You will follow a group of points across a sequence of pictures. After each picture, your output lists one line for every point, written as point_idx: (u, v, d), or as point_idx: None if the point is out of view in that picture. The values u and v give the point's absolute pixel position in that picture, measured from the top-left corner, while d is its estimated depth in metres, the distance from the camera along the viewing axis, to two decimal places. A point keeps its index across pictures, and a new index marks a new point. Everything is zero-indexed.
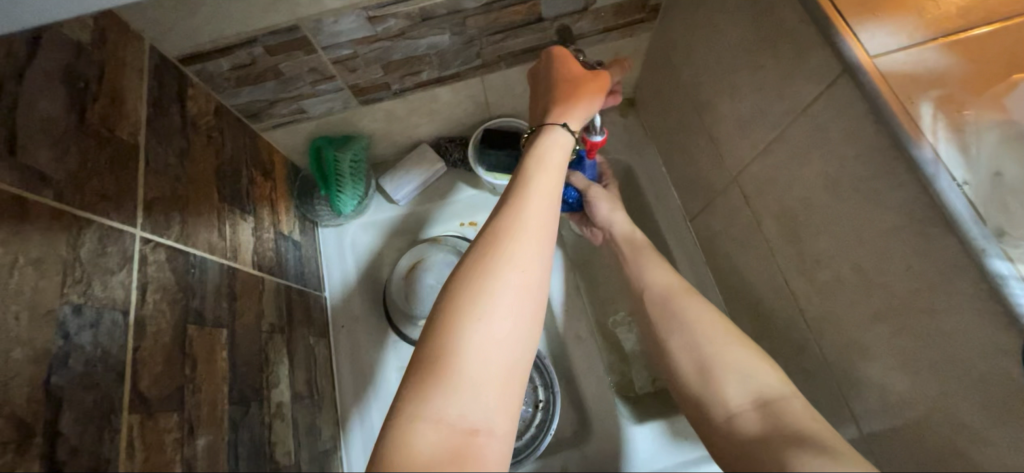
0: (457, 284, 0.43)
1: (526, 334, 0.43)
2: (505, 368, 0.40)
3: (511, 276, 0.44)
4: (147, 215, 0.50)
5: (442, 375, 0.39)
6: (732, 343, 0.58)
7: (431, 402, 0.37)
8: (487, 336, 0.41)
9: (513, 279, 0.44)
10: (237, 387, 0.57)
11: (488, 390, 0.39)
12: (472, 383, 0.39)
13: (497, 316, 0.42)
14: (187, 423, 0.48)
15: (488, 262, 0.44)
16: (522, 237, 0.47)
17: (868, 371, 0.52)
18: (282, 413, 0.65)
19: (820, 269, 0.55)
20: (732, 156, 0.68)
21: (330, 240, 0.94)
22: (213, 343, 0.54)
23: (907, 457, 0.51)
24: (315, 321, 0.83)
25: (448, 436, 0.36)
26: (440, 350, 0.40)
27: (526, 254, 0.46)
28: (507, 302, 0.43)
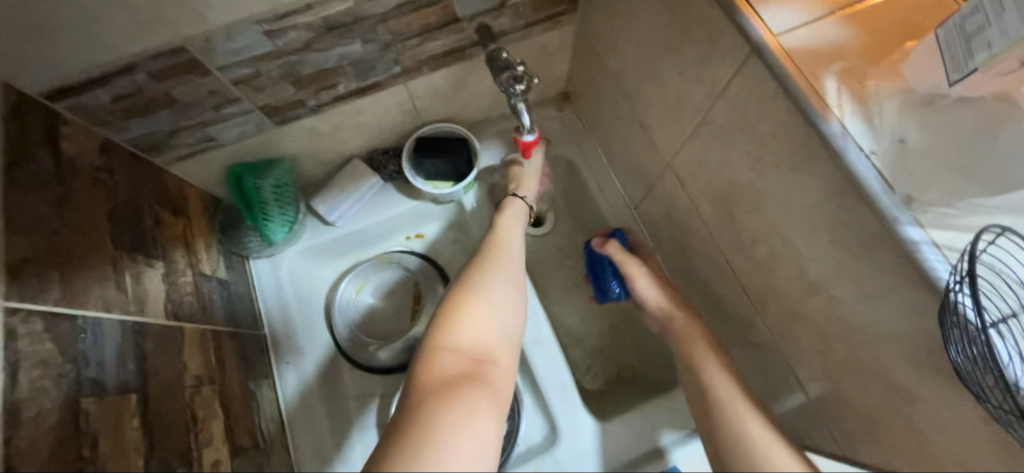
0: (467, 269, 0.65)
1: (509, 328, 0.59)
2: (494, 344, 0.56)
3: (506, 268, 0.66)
4: (13, 281, 0.43)
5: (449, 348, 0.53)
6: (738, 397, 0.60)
7: (451, 368, 0.51)
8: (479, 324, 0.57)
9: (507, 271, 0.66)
10: (158, 455, 0.51)
11: (484, 353, 0.55)
12: (472, 349, 0.54)
13: (492, 301, 0.60)
14: None
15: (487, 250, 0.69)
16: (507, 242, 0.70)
17: (810, 343, 0.53)
18: (220, 472, 0.60)
19: (755, 247, 0.55)
20: (664, 143, 0.68)
21: (264, 272, 0.87)
22: (120, 414, 0.48)
23: (852, 419, 0.52)
24: (254, 363, 0.77)
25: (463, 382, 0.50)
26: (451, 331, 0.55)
27: (506, 274, 0.65)
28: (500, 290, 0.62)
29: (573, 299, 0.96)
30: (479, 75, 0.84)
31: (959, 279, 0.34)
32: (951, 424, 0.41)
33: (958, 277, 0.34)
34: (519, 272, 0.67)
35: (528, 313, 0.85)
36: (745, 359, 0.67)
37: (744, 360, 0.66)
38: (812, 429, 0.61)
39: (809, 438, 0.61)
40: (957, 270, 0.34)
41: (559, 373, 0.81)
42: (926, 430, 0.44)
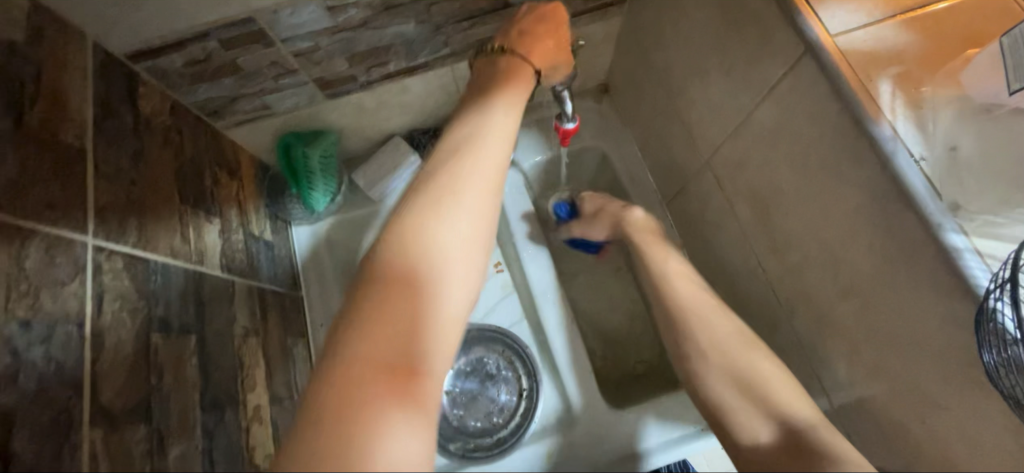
0: (423, 185, 0.44)
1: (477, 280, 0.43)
2: (462, 299, 0.41)
3: (466, 201, 0.44)
4: (99, 222, 0.47)
5: (398, 306, 0.37)
6: (758, 362, 0.59)
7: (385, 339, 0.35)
8: (454, 272, 0.40)
9: (469, 210, 0.44)
10: (211, 393, 0.56)
11: (444, 318, 0.39)
12: (434, 310, 0.38)
13: (457, 246, 0.42)
14: (156, 434, 0.46)
15: (450, 170, 0.45)
16: (477, 156, 0.47)
17: (836, 346, 0.54)
18: (260, 417, 0.64)
19: (789, 249, 0.56)
20: (703, 140, 0.68)
21: (303, 239, 0.92)
22: (181, 352, 0.53)
23: (873, 427, 0.52)
24: (292, 322, 0.81)
25: (398, 392, 0.34)
26: (399, 270, 0.39)
27: (473, 203, 0.44)
28: (467, 229, 0.43)
29: (597, 289, 0.98)
30: None
31: (999, 285, 0.34)
32: (978, 434, 0.41)
33: (997, 286, 0.34)
34: (491, 191, 0.46)
35: (552, 297, 0.87)
36: None
37: None
38: None
39: None
40: (998, 277, 0.34)
41: (578, 358, 0.83)
42: (951, 440, 0.44)
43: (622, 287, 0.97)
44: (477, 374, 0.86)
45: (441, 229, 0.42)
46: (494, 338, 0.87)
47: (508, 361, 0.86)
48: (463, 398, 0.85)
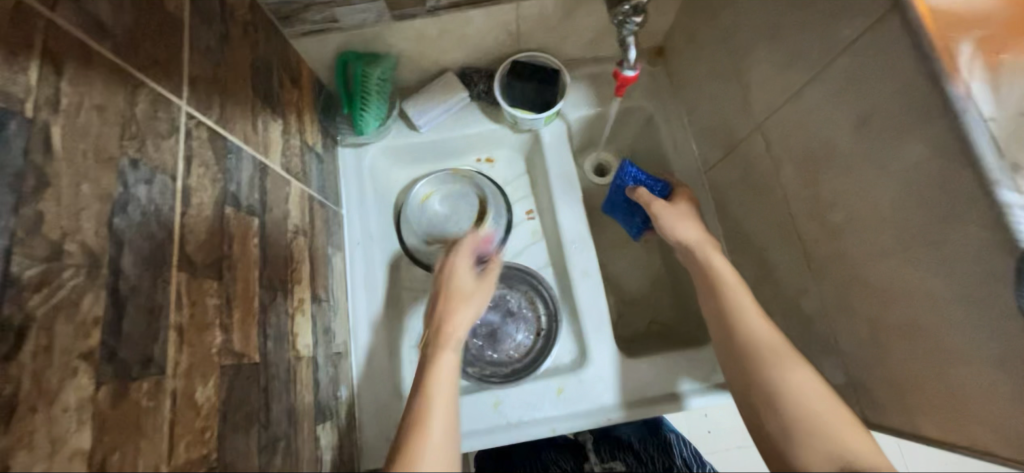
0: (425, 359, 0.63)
1: (456, 433, 0.55)
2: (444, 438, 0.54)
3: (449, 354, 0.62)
4: (191, 91, 0.50)
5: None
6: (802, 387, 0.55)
7: None
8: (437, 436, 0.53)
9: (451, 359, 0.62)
10: (267, 274, 0.60)
11: (432, 460, 0.51)
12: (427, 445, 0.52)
13: (441, 397, 0.57)
14: (225, 294, 0.50)
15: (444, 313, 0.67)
16: (460, 294, 0.69)
17: (862, 308, 0.56)
18: (303, 308, 0.69)
19: (833, 211, 0.58)
20: (760, 103, 0.69)
21: (348, 159, 0.94)
22: (245, 229, 0.56)
23: (885, 386, 0.55)
24: (334, 233, 0.85)
25: None
26: (406, 445, 0.53)
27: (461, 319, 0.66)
28: (450, 391, 0.59)
29: (622, 249, 1.01)
30: (586, 10, 0.86)
31: None
32: (993, 390, 0.43)
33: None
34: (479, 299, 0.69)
35: (582, 245, 0.89)
36: (788, 325, 0.71)
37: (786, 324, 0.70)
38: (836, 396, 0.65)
39: None
40: None
41: (598, 306, 0.87)
42: (964, 396, 0.46)
43: (647, 249, 1.00)
44: (499, 309, 0.91)
45: (443, 339, 0.64)
46: (518, 278, 0.91)
47: (529, 301, 0.91)
48: (483, 329, 0.90)
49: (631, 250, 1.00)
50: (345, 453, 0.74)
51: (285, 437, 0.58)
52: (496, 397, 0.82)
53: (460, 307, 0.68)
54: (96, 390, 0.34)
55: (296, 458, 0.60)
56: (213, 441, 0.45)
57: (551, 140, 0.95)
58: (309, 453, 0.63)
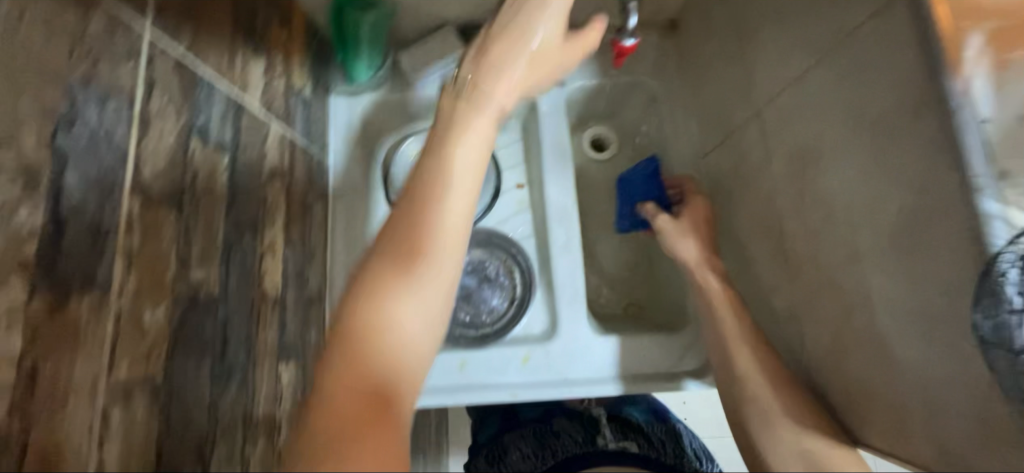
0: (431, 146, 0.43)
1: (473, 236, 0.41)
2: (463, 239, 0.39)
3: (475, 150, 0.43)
4: (155, 15, 0.49)
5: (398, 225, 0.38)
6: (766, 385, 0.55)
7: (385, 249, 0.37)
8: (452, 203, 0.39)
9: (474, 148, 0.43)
10: (235, 212, 0.60)
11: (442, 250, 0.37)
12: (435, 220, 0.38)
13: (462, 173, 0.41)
14: (184, 225, 0.50)
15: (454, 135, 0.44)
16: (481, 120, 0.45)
17: (829, 309, 0.55)
18: (274, 251, 0.69)
19: (816, 208, 0.55)
20: (763, 87, 0.65)
21: (339, 108, 0.93)
22: (214, 164, 0.56)
23: (840, 390, 0.54)
24: (316, 180, 0.85)
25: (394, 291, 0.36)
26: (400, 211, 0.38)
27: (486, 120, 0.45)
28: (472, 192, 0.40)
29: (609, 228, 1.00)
30: None
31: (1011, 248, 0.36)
32: (942, 403, 0.42)
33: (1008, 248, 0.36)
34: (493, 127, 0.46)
35: (565, 219, 0.88)
36: (759, 318, 0.70)
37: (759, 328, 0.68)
38: None
39: None
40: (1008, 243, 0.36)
41: (574, 284, 0.86)
42: (910, 405, 0.45)
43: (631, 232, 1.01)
44: (475, 274, 0.91)
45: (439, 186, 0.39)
46: (499, 245, 0.91)
47: (506, 269, 0.91)
48: (459, 292, 0.90)
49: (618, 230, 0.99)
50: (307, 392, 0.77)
51: (240, 370, 0.60)
52: (462, 358, 0.84)
53: (438, 216, 0.38)
54: (27, 301, 0.36)
55: (253, 393, 0.62)
56: (162, 365, 0.47)
57: (547, 108, 0.92)
58: (267, 389, 0.65)
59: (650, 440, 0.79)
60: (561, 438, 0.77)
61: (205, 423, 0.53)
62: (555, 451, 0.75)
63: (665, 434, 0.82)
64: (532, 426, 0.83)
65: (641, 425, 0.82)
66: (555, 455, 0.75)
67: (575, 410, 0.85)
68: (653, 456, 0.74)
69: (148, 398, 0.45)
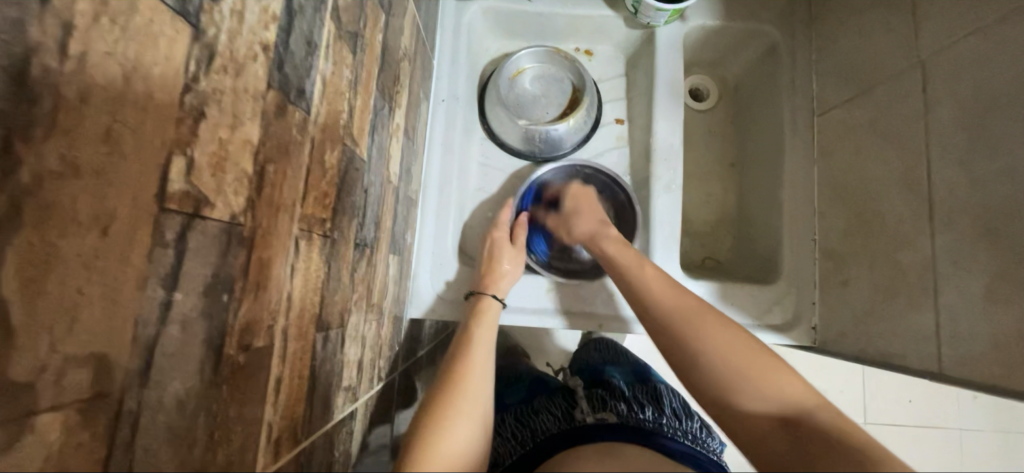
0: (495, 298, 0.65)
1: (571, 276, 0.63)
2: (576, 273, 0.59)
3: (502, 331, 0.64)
4: None
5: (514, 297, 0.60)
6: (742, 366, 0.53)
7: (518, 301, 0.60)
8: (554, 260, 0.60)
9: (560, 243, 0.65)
10: (382, 80, 0.56)
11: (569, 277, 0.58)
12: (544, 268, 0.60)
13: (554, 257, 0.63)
14: (355, 73, 0.47)
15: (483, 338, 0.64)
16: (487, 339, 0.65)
17: (991, 261, 0.54)
18: (397, 135, 0.65)
19: (994, 157, 0.55)
20: (938, 33, 0.63)
21: (449, 8, 0.88)
22: (376, 18, 0.52)
23: (987, 338, 0.54)
24: (426, 77, 0.80)
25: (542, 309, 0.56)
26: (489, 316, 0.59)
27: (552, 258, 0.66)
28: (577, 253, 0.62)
29: (696, 180, 0.99)
30: None
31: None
32: None
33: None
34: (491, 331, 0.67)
35: (670, 157, 0.85)
36: (874, 274, 0.70)
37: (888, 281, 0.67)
38: (904, 350, 0.64)
39: (903, 360, 0.65)
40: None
41: (674, 222, 0.84)
42: None
43: (720, 186, 0.99)
44: None
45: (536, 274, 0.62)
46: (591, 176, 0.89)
47: None
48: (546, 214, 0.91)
49: (708, 183, 0.99)
50: (401, 292, 0.75)
51: (370, 246, 0.57)
52: (548, 284, 0.84)
53: (481, 343, 0.65)
54: (266, 91, 0.31)
55: (373, 275, 0.60)
56: (330, 209, 0.44)
57: (667, 42, 0.88)
58: (380, 276, 0.63)
59: (637, 405, 0.75)
60: (540, 416, 0.77)
61: (348, 288, 0.51)
62: (534, 433, 0.74)
63: (646, 396, 0.79)
64: (514, 411, 0.83)
65: (624, 393, 0.79)
66: (535, 437, 0.73)
67: (555, 390, 0.86)
68: (638, 420, 0.70)
69: (321, 240, 0.43)
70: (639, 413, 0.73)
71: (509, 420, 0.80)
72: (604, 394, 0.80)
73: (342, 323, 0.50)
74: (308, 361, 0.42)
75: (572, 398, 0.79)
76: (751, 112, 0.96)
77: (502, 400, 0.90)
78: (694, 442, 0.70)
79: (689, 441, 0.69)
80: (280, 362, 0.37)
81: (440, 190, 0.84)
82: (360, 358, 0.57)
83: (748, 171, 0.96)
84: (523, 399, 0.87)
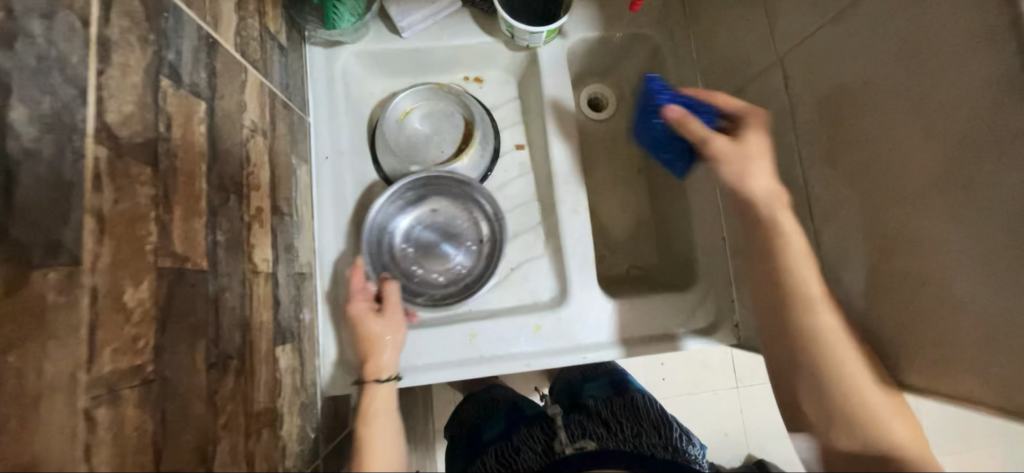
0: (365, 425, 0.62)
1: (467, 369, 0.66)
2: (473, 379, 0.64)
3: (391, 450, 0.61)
4: None
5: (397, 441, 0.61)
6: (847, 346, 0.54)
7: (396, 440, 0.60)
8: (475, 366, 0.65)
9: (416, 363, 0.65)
10: (218, 173, 0.51)
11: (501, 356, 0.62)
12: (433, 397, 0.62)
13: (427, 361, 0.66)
14: (163, 184, 0.42)
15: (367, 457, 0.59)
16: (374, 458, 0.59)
17: (866, 254, 0.55)
18: (262, 219, 0.60)
19: (851, 153, 0.56)
20: (790, 30, 0.64)
21: (317, 60, 0.82)
22: (190, 113, 0.47)
23: (875, 330, 0.55)
24: (297, 141, 0.75)
25: None
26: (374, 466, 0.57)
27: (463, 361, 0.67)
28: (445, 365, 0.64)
29: (610, 189, 0.99)
30: None
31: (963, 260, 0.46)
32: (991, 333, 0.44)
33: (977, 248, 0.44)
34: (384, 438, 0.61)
35: (570, 181, 0.84)
36: None
37: None
38: None
39: None
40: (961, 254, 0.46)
41: (584, 244, 0.83)
42: (954, 338, 0.47)
43: (633, 192, 0.99)
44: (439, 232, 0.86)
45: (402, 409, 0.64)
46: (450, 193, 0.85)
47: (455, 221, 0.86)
48: (418, 242, 0.86)
49: (621, 192, 0.99)
50: (307, 377, 0.70)
51: (239, 356, 0.52)
52: (472, 330, 0.79)
53: (383, 451, 0.60)
54: None
55: (253, 382, 0.55)
56: (151, 350, 0.39)
57: (550, 61, 0.86)
58: (266, 376, 0.58)
59: (612, 426, 0.76)
60: (522, 454, 0.74)
61: (209, 417, 0.46)
62: None
63: (623, 412, 0.79)
64: (494, 450, 0.77)
65: (599, 413, 0.79)
66: None
67: (533, 418, 0.82)
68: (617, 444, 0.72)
69: (140, 391, 0.37)
70: (615, 435, 0.74)
71: (490, 462, 0.75)
72: (581, 417, 0.79)
73: (209, 457, 0.45)
74: None
75: (552, 427, 0.77)
76: None
77: (480, 436, 0.85)
78: (672, 455, 0.71)
79: (669, 454, 0.71)
80: None
81: (337, 254, 0.79)
82: None
83: (656, 175, 0.96)
84: (503, 435, 0.81)
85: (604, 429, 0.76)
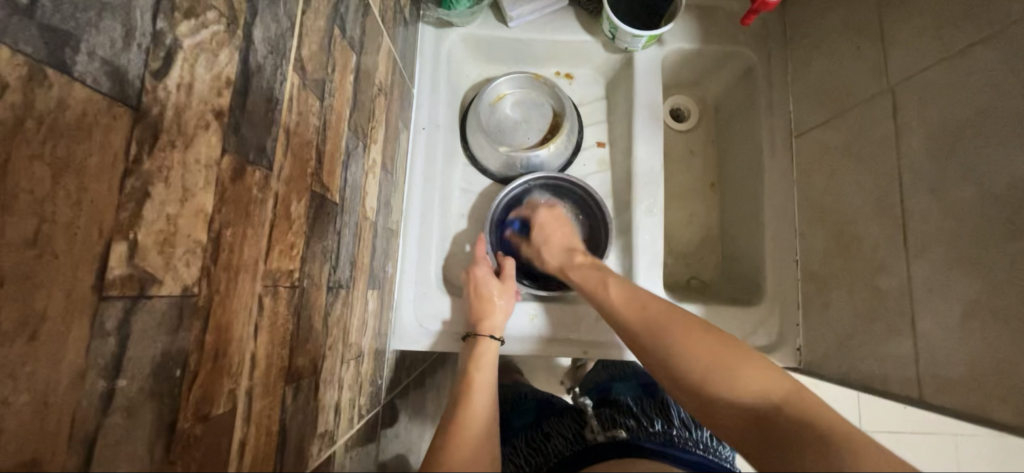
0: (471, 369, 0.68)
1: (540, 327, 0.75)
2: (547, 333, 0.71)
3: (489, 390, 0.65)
4: None
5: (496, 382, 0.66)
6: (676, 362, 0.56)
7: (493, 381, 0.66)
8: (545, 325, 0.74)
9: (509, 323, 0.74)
10: (354, 120, 0.56)
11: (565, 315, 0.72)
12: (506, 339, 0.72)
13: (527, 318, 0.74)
14: (323, 119, 0.47)
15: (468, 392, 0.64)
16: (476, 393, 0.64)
17: (965, 287, 0.55)
18: (374, 170, 0.65)
19: (963, 184, 0.55)
20: (906, 59, 0.64)
21: (427, 37, 0.88)
22: (346, 62, 0.52)
23: (964, 365, 0.54)
24: (404, 108, 0.80)
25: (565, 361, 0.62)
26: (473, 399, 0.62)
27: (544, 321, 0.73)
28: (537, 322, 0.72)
29: (681, 199, 1.00)
30: None
31: None
32: None
33: None
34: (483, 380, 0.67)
35: (651, 182, 0.85)
36: (853, 299, 0.70)
37: (867, 305, 0.68)
38: (886, 375, 0.64)
39: (883, 384, 0.65)
40: None
41: (655, 244, 0.84)
42: None
43: (704, 206, 0.99)
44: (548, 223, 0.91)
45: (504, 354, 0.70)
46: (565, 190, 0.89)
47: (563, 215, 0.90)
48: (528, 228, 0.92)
49: (692, 203, 1.00)
50: (382, 326, 0.74)
51: (345, 287, 0.57)
52: (531, 310, 0.84)
53: (482, 386, 0.65)
54: (220, 157, 0.31)
55: (350, 316, 0.59)
56: (298, 259, 0.43)
57: (645, 65, 0.89)
58: (358, 313, 0.63)
59: (645, 419, 0.73)
60: (551, 440, 0.75)
61: (322, 334, 0.50)
62: (547, 458, 0.72)
63: (652, 408, 0.77)
64: (524, 437, 0.81)
65: (631, 406, 0.77)
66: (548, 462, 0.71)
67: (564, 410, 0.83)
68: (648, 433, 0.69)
69: (288, 291, 0.42)
70: (648, 426, 0.71)
71: (521, 447, 0.78)
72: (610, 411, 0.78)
73: (317, 369, 0.50)
74: (277, 416, 0.41)
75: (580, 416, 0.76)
76: (731, 131, 0.97)
77: (511, 424, 0.87)
78: (704, 452, 0.69)
79: (700, 451, 0.68)
80: (243, 422, 0.36)
81: (419, 218, 0.84)
82: (337, 401, 0.56)
83: (730, 191, 0.96)
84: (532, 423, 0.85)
85: (635, 421, 0.72)
